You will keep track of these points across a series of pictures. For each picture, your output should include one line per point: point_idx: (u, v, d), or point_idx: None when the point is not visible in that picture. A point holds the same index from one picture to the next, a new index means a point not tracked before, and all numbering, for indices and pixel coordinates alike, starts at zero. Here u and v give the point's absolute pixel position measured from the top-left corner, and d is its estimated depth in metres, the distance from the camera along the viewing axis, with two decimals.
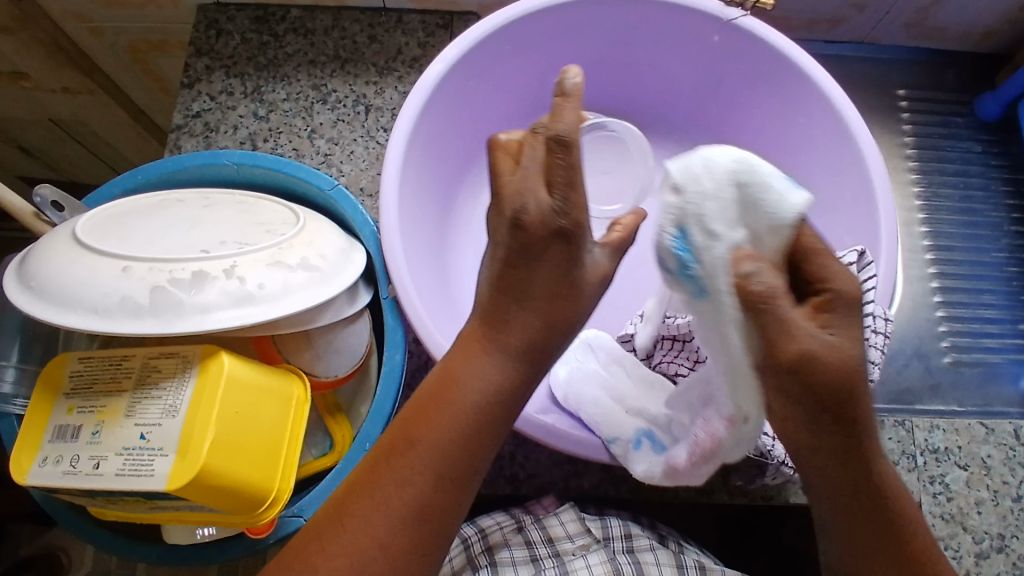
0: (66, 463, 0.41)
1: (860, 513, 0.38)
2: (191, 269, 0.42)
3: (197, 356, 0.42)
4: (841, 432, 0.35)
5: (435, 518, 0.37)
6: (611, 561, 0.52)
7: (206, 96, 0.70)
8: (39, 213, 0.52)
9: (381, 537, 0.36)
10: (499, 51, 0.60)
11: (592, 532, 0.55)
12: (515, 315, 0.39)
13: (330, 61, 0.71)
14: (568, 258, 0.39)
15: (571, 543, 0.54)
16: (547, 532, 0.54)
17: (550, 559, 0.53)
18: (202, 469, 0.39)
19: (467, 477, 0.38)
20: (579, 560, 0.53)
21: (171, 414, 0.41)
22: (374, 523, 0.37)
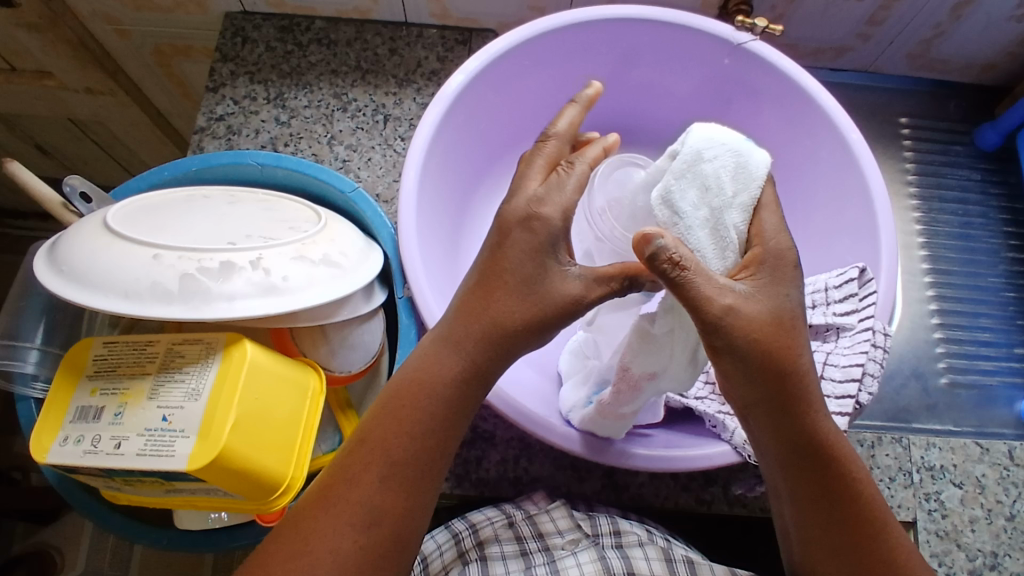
0: (88, 443, 0.42)
1: (809, 482, 0.43)
2: (218, 259, 0.44)
3: (220, 344, 0.43)
4: (777, 390, 0.41)
5: (385, 521, 0.40)
6: (600, 559, 0.53)
7: (231, 100, 0.72)
8: (68, 204, 0.54)
9: (334, 535, 0.39)
10: (517, 68, 0.62)
11: (582, 527, 0.56)
12: (479, 335, 0.42)
13: (351, 71, 0.73)
14: (535, 259, 0.42)
15: (561, 538, 0.55)
16: (538, 528, 0.56)
17: (540, 554, 0.55)
18: (222, 451, 0.40)
19: (423, 478, 0.42)
20: (569, 557, 0.54)
21: (194, 398, 0.42)
22: (338, 522, 0.40)
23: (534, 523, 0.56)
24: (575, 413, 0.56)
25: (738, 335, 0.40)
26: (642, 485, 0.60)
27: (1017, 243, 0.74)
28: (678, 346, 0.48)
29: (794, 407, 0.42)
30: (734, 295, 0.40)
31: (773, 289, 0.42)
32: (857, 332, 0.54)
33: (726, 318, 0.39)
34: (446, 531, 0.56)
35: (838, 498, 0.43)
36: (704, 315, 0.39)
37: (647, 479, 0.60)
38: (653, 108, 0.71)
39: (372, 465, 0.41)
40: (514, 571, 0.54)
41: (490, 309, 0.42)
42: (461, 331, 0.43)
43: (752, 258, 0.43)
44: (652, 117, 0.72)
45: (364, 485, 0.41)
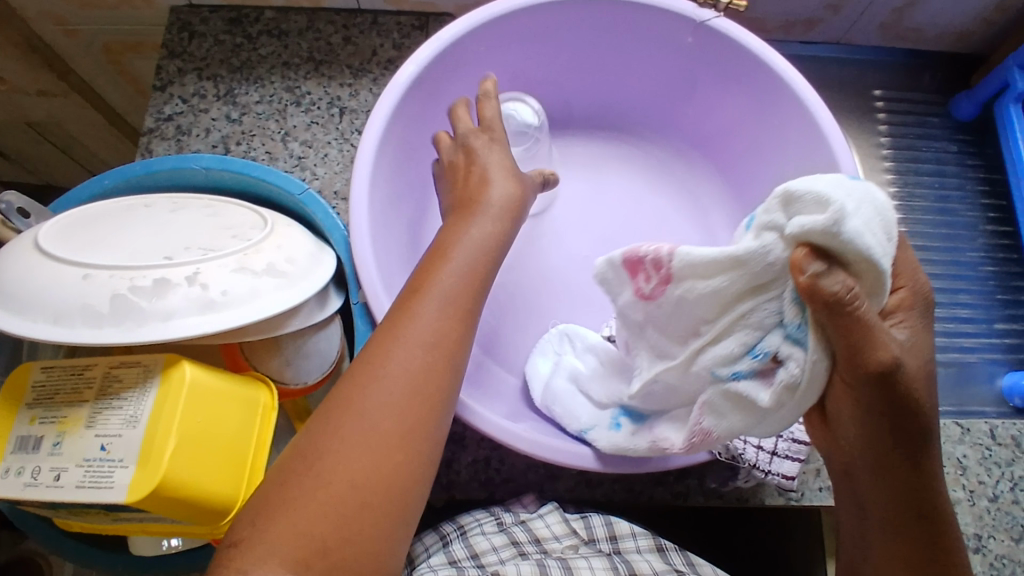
0: (28, 475, 0.41)
1: (905, 512, 0.41)
2: (152, 276, 0.42)
3: (159, 365, 0.41)
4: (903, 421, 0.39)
5: (399, 445, 0.38)
6: (610, 561, 0.51)
7: (179, 98, 0.69)
8: (6, 220, 0.51)
9: (348, 461, 0.36)
10: (471, 57, 0.60)
11: (578, 532, 0.54)
12: (474, 299, 0.43)
13: (304, 63, 0.70)
14: (501, 164, 0.51)
15: (558, 544, 0.54)
16: (533, 533, 0.54)
17: (541, 555, 0.52)
18: (162, 481, 0.38)
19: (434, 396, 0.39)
20: (581, 559, 0.51)
21: (132, 424, 0.40)
22: (354, 446, 0.37)
23: (529, 528, 0.54)
24: (596, 432, 0.52)
25: (898, 381, 0.37)
26: (616, 480, 0.59)
27: (995, 215, 0.72)
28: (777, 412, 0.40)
29: (916, 431, 0.39)
30: (892, 343, 0.36)
31: (921, 336, 0.39)
32: None
33: (878, 366, 0.36)
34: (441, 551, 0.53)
35: (924, 533, 0.41)
36: (864, 362, 0.36)
37: (620, 475, 0.58)
38: (616, 91, 0.68)
39: (381, 385, 0.39)
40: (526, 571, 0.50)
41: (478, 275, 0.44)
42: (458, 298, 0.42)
43: (898, 300, 0.40)
44: (617, 100, 0.69)
45: (378, 403, 0.38)
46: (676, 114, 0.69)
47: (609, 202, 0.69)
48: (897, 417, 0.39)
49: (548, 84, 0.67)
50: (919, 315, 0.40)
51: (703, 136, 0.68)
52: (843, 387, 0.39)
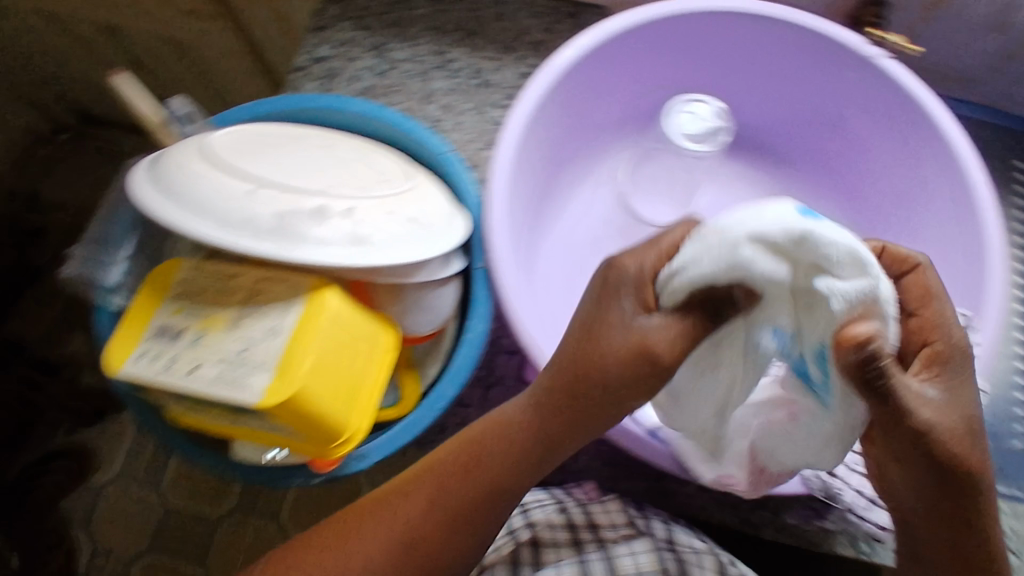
0: (163, 362, 0.43)
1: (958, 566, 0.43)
2: (314, 203, 0.44)
3: (304, 287, 0.43)
4: (947, 493, 0.41)
5: (431, 539, 0.46)
6: (655, 551, 0.53)
7: (333, 42, 0.71)
8: (167, 122, 0.54)
9: (377, 541, 0.47)
10: (628, 51, 0.60)
11: (635, 524, 0.55)
12: (546, 429, 0.43)
13: (455, 30, 0.72)
14: (599, 308, 0.41)
15: (614, 531, 0.55)
16: (590, 518, 0.56)
17: (592, 543, 0.55)
18: (295, 392, 0.40)
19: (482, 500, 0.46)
20: (623, 548, 0.54)
21: (273, 335, 0.42)
22: (378, 529, 0.48)
23: (587, 512, 0.56)
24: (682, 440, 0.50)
25: (942, 455, 0.39)
26: (689, 494, 0.59)
27: None
28: (813, 437, 0.43)
29: (971, 491, 0.40)
30: (931, 407, 0.39)
31: (962, 390, 0.40)
32: None
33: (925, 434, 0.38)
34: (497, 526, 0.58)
35: None
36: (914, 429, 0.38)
37: (695, 490, 0.59)
38: (758, 108, 0.68)
39: (427, 484, 0.47)
40: (566, 559, 0.54)
41: (578, 388, 0.41)
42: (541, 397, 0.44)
43: (932, 353, 0.41)
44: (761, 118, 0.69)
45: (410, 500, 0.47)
46: (819, 143, 0.68)
47: None
48: (935, 489, 0.41)
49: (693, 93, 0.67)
50: (958, 370, 0.41)
51: (844, 169, 0.67)
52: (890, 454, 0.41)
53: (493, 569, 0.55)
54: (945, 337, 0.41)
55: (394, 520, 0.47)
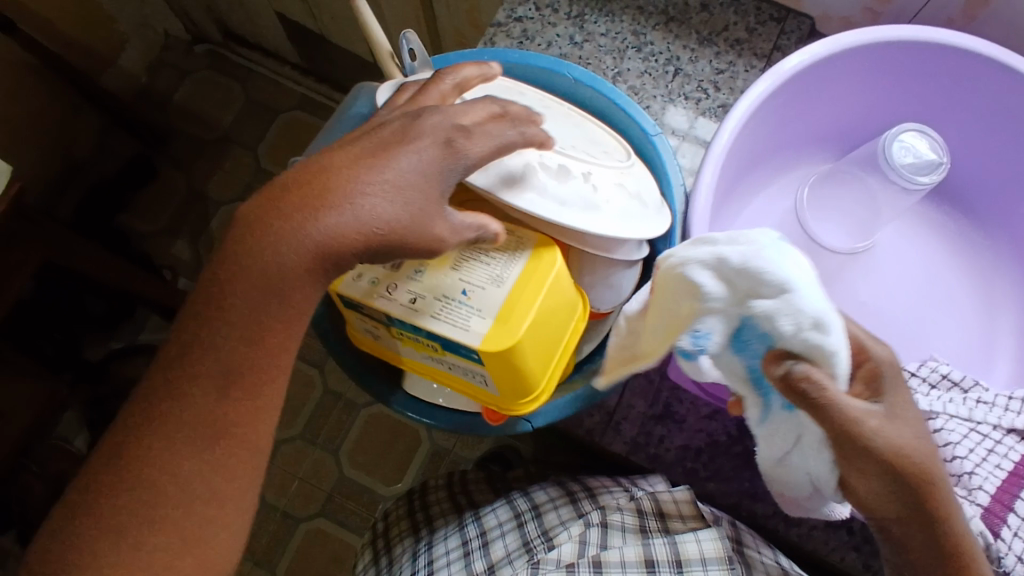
0: (383, 287, 0.44)
1: None
2: (557, 160, 0.45)
3: (531, 241, 0.44)
4: (895, 498, 0.42)
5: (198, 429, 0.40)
6: (721, 539, 0.55)
7: (534, 3, 0.72)
8: (395, 55, 0.55)
9: (176, 442, 0.40)
10: (847, 69, 0.59)
11: (704, 517, 0.58)
12: (295, 287, 0.39)
13: (656, 14, 0.71)
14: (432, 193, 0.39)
15: (681, 522, 0.58)
16: (659, 506, 0.59)
17: (658, 531, 0.58)
18: (514, 343, 0.41)
19: (233, 368, 0.40)
20: (689, 537, 0.56)
21: (497, 283, 0.43)
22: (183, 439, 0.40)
23: (656, 500, 0.59)
24: None
25: (878, 448, 0.40)
26: (815, 528, 0.59)
27: None
28: (809, 460, 0.46)
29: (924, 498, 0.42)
30: (869, 419, 0.41)
31: (898, 400, 0.43)
32: None
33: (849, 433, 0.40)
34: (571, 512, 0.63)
35: None
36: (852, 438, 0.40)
37: (822, 524, 0.59)
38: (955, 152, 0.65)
39: (197, 374, 0.40)
40: (629, 542, 0.57)
41: (316, 201, 0.38)
42: (335, 179, 0.38)
43: (868, 373, 0.44)
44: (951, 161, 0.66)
45: (193, 389, 0.40)
46: (1010, 202, 0.65)
47: (899, 258, 0.68)
48: (910, 494, 0.42)
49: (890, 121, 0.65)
50: (892, 383, 0.43)
51: None
52: (853, 469, 0.42)
53: (560, 546, 0.59)
54: (878, 353, 0.44)
55: (230, 356, 0.40)
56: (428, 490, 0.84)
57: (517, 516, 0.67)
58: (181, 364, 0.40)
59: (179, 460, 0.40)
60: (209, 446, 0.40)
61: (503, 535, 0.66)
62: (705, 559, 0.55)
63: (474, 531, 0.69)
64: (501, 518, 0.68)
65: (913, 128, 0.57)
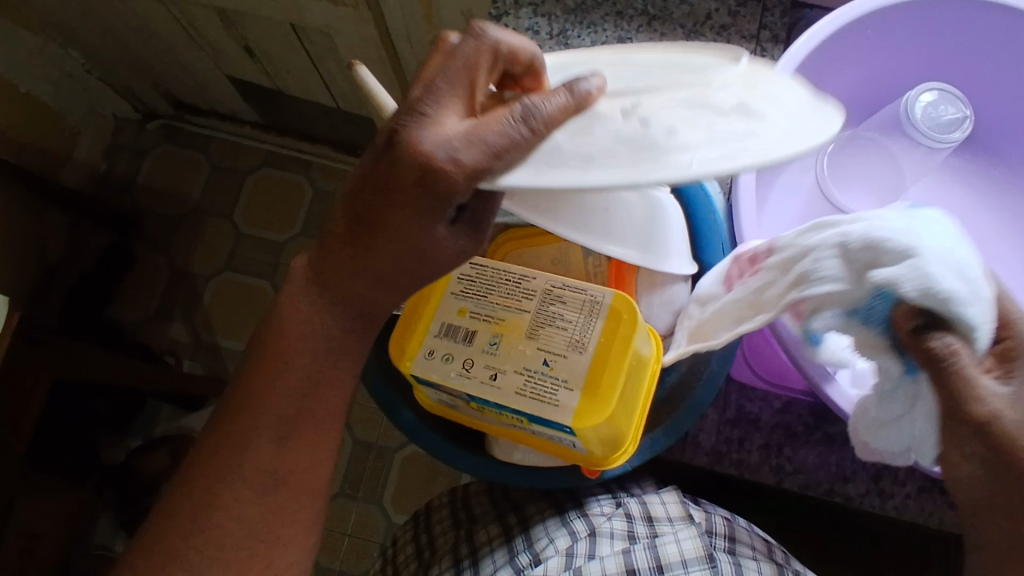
0: (458, 365, 0.42)
1: None
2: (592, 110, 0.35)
3: (606, 299, 0.42)
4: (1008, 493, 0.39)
5: (263, 476, 0.46)
6: (700, 537, 0.58)
7: (514, 29, 0.70)
8: None
9: (236, 487, 0.46)
10: (850, 38, 0.59)
11: (692, 517, 0.60)
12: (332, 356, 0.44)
13: (638, 16, 0.70)
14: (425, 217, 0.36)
15: (669, 522, 0.60)
16: (649, 510, 0.62)
17: (646, 534, 0.60)
18: (608, 415, 0.39)
19: (290, 424, 0.46)
20: (670, 536, 0.59)
21: (578, 349, 0.41)
22: (238, 482, 0.46)
23: (646, 505, 0.62)
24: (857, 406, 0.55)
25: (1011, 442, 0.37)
26: (910, 497, 0.58)
27: None
28: (908, 428, 0.45)
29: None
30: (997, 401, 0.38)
31: None
32: None
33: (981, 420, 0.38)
34: (557, 522, 0.63)
35: None
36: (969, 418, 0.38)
37: (915, 491, 0.58)
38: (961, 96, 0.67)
39: (258, 429, 0.45)
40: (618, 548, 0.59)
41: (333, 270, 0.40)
42: (341, 251, 0.40)
43: (1002, 351, 0.40)
44: None
45: (255, 443, 0.46)
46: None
47: None
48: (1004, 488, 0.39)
49: (890, 82, 0.66)
50: None
51: None
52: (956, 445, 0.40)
53: (545, 556, 0.60)
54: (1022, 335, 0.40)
55: (289, 408, 0.45)
56: (433, 509, 0.76)
57: (505, 532, 0.65)
58: (244, 405, 0.45)
59: (244, 493, 0.46)
60: (269, 485, 0.46)
61: (492, 552, 0.64)
62: (686, 561, 0.57)
63: (464, 548, 0.66)
64: (489, 534, 0.65)
65: (926, 86, 0.61)
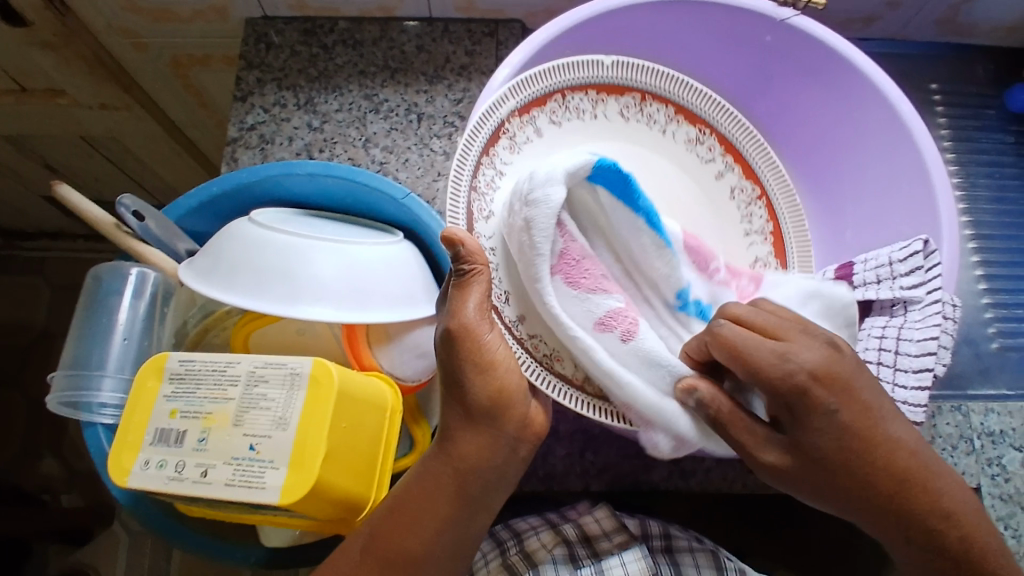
0: (171, 469, 0.42)
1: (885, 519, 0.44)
2: None
3: (306, 368, 0.42)
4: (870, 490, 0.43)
5: None
6: (645, 557, 0.56)
7: (261, 108, 0.70)
8: (120, 223, 0.52)
9: None
10: (608, 28, 0.59)
11: (630, 529, 0.60)
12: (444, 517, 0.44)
13: (380, 72, 0.71)
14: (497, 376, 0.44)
15: (608, 540, 0.59)
16: (582, 530, 0.60)
17: (589, 557, 0.58)
18: (312, 485, 0.40)
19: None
20: (614, 558, 0.57)
21: (282, 426, 0.41)
22: None
23: (578, 526, 0.60)
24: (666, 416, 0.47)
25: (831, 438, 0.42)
26: (710, 471, 0.60)
27: None
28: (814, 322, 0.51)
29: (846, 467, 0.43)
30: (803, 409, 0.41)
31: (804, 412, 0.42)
32: (926, 305, 0.52)
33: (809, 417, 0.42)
34: (490, 554, 0.59)
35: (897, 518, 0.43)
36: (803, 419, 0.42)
37: (714, 464, 0.60)
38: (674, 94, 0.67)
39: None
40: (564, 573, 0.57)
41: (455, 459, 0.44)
42: (461, 429, 0.45)
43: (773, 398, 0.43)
44: None
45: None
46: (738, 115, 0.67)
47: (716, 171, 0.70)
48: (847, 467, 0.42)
49: None
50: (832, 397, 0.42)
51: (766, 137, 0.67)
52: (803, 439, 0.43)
53: None
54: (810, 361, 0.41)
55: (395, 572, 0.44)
56: None
57: None
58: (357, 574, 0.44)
59: None
60: None
61: None
62: None
63: None
64: None
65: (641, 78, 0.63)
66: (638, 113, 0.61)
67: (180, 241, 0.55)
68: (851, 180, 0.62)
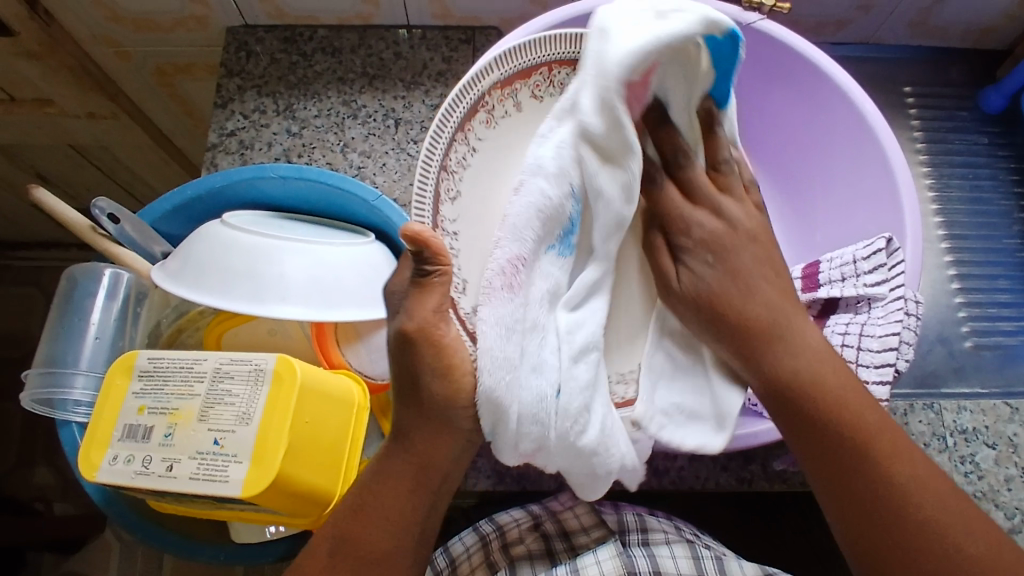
0: (138, 463, 0.42)
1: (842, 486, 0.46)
2: None
3: (270, 364, 0.43)
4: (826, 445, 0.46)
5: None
6: (619, 555, 0.56)
7: (240, 115, 0.72)
8: (95, 226, 0.52)
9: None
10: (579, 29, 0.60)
11: (607, 524, 0.60)
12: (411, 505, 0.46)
13: (358, 78, 0.73)
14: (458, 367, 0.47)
15: (586, 536, 0.60)
16: (562, 525, 0.61)
17: (566, 552, 0.59)
18: (272, 478, 0.40)
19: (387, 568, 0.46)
20: (589, 558, 0.56)
21: (245, 421, 0.42)
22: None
23: (559, 520, 0.61)
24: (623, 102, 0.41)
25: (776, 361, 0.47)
26: (682, 470, 0.60)
27: None
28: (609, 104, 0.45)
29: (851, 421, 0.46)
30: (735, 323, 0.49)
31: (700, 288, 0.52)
32: (890, 302, 0.52)
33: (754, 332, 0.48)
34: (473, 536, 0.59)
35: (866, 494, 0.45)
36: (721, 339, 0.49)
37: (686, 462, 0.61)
38: None
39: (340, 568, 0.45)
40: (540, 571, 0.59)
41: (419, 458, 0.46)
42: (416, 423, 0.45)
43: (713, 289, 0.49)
44: None
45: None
46: None
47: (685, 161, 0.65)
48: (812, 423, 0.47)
49: None
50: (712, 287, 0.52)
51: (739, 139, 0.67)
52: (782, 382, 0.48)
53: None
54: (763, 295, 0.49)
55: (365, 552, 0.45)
56: None
57: None
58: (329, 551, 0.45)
59: None
60: None
61: None
62: None
63: None
64: None
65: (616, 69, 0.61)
66: (549, 90, 0.56)
67: (155, 243, 0.56)
68: (822, 181, 0.63)
